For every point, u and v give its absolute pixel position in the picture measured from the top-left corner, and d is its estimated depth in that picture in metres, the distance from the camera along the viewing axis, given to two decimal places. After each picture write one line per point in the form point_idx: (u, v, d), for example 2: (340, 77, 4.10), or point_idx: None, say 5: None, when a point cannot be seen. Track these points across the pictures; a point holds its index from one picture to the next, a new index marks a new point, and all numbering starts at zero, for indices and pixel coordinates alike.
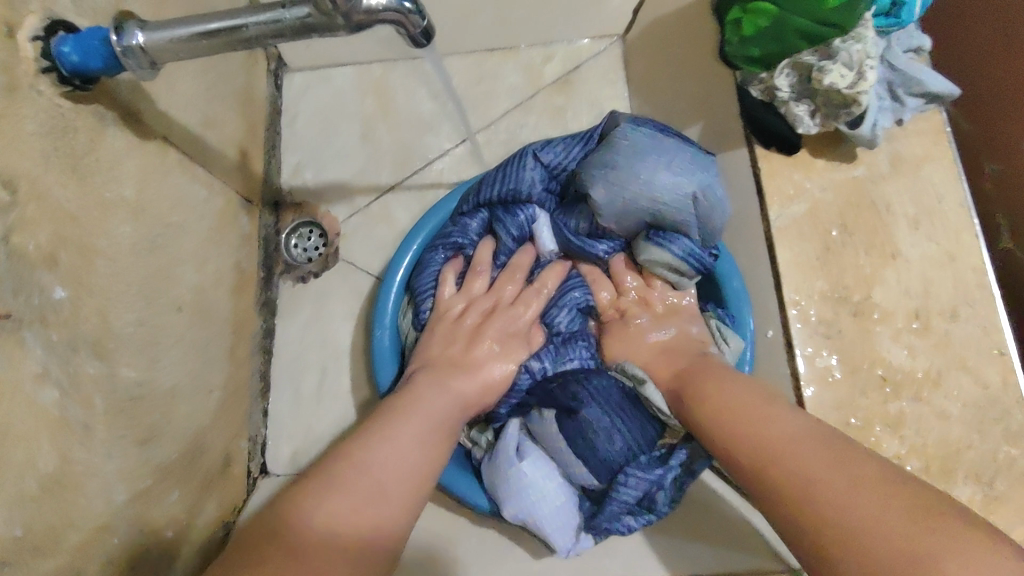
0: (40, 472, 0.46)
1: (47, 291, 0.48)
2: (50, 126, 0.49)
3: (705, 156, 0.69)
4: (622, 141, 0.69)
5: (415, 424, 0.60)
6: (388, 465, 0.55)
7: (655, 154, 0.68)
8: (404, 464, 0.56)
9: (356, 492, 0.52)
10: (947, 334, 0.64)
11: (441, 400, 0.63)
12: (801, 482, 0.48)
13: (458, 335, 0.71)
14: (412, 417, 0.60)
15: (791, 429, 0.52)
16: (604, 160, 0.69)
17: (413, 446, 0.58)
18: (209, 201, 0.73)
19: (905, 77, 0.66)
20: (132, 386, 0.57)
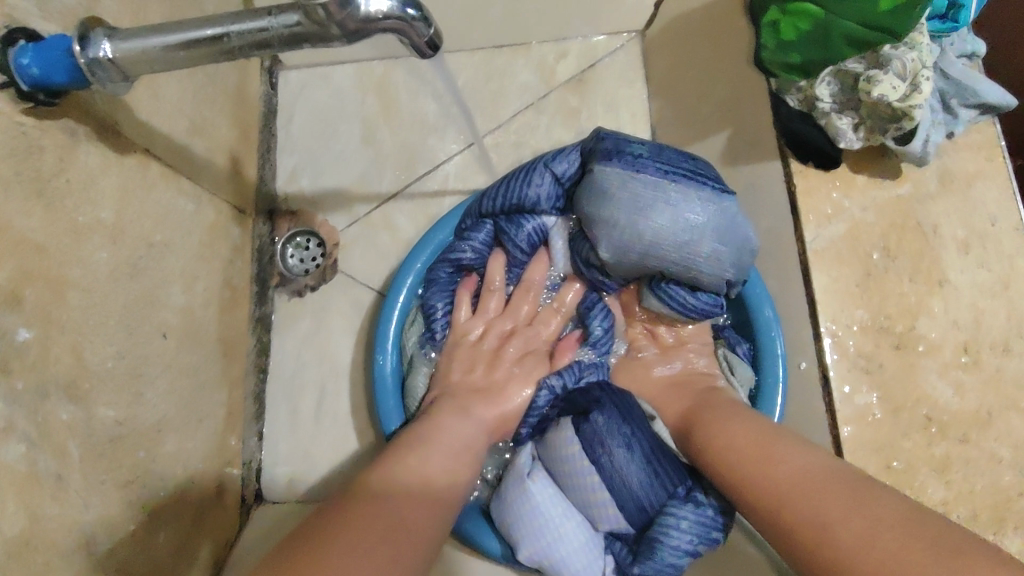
0: (4, 537, 0.41)
1: (9, 333, 0.43)
2: (10, 147, 0.44)
3: (720, 195, 0.59)
4: (620, 193, 0.59)
5: (448, 438, 0.58)
6: (422, 472, 0.53)
7: (659, 208, 0.59)
8: (438, 475, 0.54)
9: (393, 488, 0.50)
10: (999, 370, 0.59)
11: (461, 425, 0.60)
12: (817, 519, 0.43)
13: (475, 359, 0.68)
14: (442, 431, 0.58)
15: (804, 466, 0.48)
16: (602, 218, 0.60)
17: (447, 461, 0.56)
18: (198, 214, 0.67)
19: (959, 87, 0.61)
20: (112, 427, 0.52)
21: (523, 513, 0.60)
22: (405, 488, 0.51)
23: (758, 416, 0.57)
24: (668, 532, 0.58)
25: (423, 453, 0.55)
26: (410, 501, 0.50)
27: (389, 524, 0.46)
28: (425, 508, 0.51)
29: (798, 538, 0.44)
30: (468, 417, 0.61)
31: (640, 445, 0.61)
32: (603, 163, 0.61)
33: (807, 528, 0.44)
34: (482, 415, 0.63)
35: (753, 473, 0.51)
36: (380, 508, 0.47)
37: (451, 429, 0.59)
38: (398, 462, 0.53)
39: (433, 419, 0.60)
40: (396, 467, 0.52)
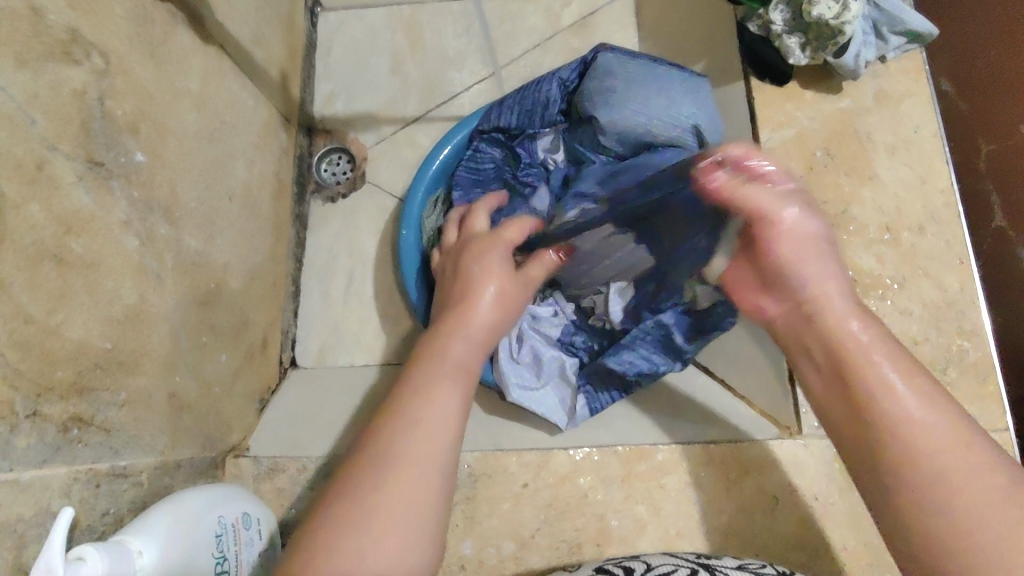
0: (124, 302, 0.54)
1: (129, 153, 0.56)
2: (133, 14, 0.57)
3: (696, 80, 0.74)
4: (620, 73, 0.75)
5: (455, 362, 0.54)
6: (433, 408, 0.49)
7: (651, 82, 0.74)
8: (463, 402, 0.51)
9: (405, 454, 0.47)
10: (913, 246, 0.71)
11: (466, 346, 0.56)
12: (945, 489, 0.42)
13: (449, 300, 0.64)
14: (449, 358, 0.54)
15: (926, 408, 0.45)
16: (602, 88, 0.74)
17: (457, 383, 0.52)
18: (256, 110, 0.81)
19: (890, 17, 0.74)
20: (194, 254, 0.65)
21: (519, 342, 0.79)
22: (420, 443, 0.47)
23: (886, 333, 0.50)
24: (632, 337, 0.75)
25: (438, 387, 0.51)
26: (439, 456, 0.47)
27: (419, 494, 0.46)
28: (455, 448, 0.49)
29: (913, 495, 0.43)
30: (448, 340, 0.56)
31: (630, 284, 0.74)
32: (606, 51, 0.77)
33: (922, 492, 0.43)
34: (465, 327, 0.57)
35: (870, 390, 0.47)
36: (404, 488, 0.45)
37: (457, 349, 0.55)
38: (408, 412, 0.49)
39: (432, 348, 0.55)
40: (414, 419, 0.49)
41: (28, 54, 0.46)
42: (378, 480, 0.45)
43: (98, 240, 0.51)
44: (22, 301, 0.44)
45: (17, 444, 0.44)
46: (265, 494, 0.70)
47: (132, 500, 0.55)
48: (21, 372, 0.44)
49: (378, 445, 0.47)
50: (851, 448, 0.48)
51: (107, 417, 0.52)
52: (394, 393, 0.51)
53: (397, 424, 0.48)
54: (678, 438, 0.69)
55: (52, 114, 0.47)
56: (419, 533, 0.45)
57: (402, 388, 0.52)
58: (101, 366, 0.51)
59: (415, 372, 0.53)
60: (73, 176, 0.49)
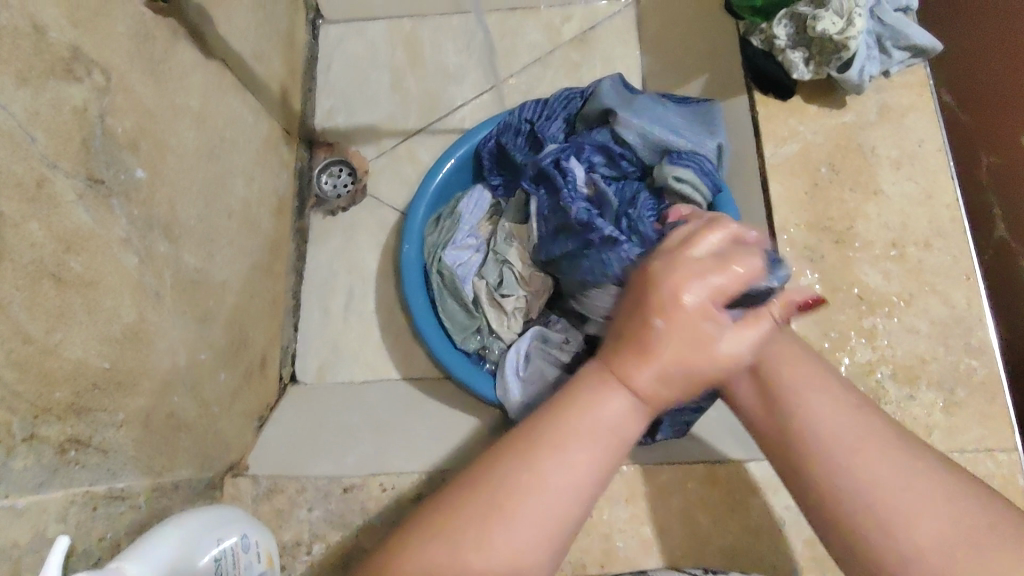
0: (122, 321, 0.53)
1: (129, 170, 0.55)
2: (134, 31, 0.57)
3: (703, 105, 0.76)
4: (631, 91, 0.77)
5: (607, 428, 0.39)
6: (584, 458, 0.38)
7: (651, 104, 0.76)
8: (598, 478, 0.39)
9: (543, 485, 0.37)
10: (919, 262, 0.70)
11: (623, 412, 0.39)
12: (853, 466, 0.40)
13: (611, 336, 0.41)
14: (600, 415, 0.39)
15: (837, 394, 0.44)
16: (613, 101, 0.76)
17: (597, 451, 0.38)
18: (256, 125, 0.80)
19: (893, 31, 0.74)
20: (193, 272, 0.65)
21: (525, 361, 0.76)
22: (561, 482, 0.38)
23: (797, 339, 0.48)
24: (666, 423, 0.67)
25: (575, 445, 0.38)
26: (562, 522, 0.38)
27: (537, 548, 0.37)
28: (583, 513, 0.39)
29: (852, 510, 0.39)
30: (612, 385, 0.39)
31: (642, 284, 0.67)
32: (609, 75, 0.80)
33: (834, 473, 0.40)
34: (632, 388, 0.39)
35: (788, 381, 0.45)
36: (519, 539, 0.37)
37: (611, 410, 0.39)
38: (529, 459, 0.38)
39: (580, 398, 0.40)
40: (540, 473, 0.38)
41: (28, 72, 0.45)
42: (485, 522, 0.37)
43: (98, 259, 0.51)
44: (22, 321, 0.44)
45: (14, 467, 0.43)
46: (264, 515, 0.69)
47: (128, 523, 0.53)
48: (19, 395, 0.43)
49: (494, 475, 0.38)
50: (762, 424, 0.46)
51: (105, 439, 0.51)
52: (536, 421, 0.40)
53: (522, 458, 0.38)
54: (683, 458, 0.67)
55: (52, 132, 0.47)
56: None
57: (545, 419, 0.40)
58: (100, 388, 0.51)
59: (560, 407, 0.40)
60: (73, 194, 0.49)
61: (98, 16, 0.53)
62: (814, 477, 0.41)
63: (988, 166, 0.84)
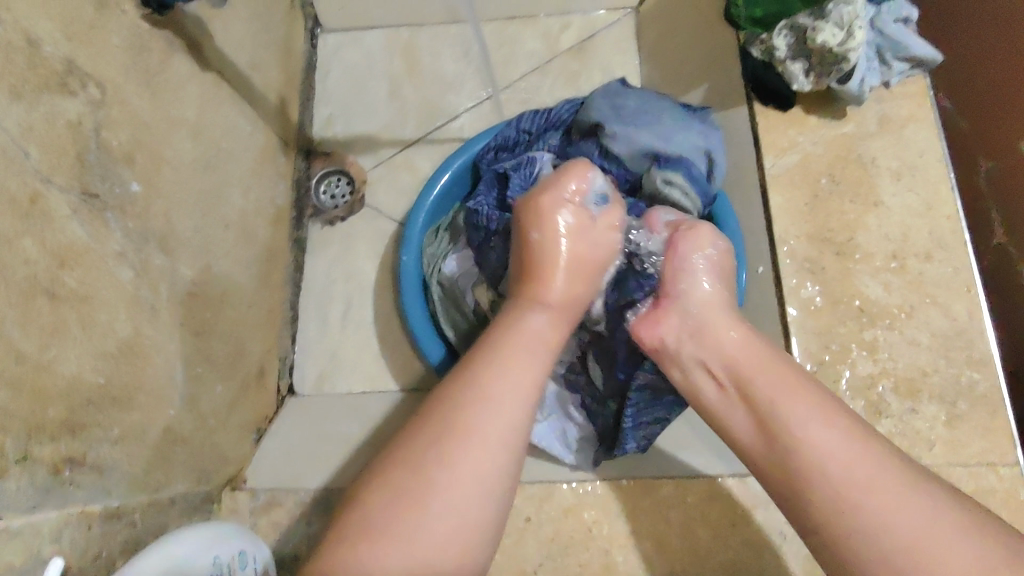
0: (118, 336, 0.53)
1: (125, 183, 0.55)
2: (130, 43, 0.56)
3: (702, 115, 0.76)
4: (629, 93, 0.76)
5: (535, 335, 0.54)
6: (495, 425, 0.49)
7: (651, 111, 0.75)
8: (532, 382, 0.52)
9: (457, 467, 0.47)
10: (920, 274, 0.70)
11: (546, 322, 0.55)
12: (867, 494, 0.44)
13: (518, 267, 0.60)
14: (502, 380, 0.51)
15: (831, 416, 0.48)
16: (610, 107, 0.75)
17: (530, 357, 0.53)
18: (254, 135, 0.80)
19: (893, 42, 0.74)
20: (190, 284, 0.64)
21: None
22: (473, 458, 0.47)
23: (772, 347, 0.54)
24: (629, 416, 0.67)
25: (514, 363, 0.52)
26: (508, 426, 0.49)
27: (489, 457, 0.48)
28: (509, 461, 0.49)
29: (859, 528, 0.44)
30: (505, 367, 0.51)
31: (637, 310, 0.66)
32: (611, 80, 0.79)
33: (840, 497, 0.45)
34: (545, 302, 0.56)
35: (784, 416, 0.49)
36: (474, 459, 0.47)
37: (535, 324, 0.55)
38: (474, 387, 0.50)
39: (513, 320, 0.55)
40: (487, 389, 0.50)
41: (22, 87, 0.45)
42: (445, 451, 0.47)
43: (93, 273, 0.50)
44: (15, 338, 0.43)
45: (7, 487, 0.42)
46: (262, 529, 0.68)
47: (123, 541, 0.53)
48: (12, 414, 0.42)
49: (451, 415, 0.48)
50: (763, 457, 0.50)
51: (99, 456, 0.51)
52: (447, 410, 0.49)
53: (438, 444, 0.47)
54: (684, 471, 0.66)
55: (47, 146, 0.47)
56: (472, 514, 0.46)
57: (458, 396, 0.50)
58: (94, 404, 0.50)
59: (471, 388, 0.50)
60: (67, 209, 0.48)
61: (93, 29, 0.52)
62: (816, 498, 0.46)
63: (987, 172, 0.83)
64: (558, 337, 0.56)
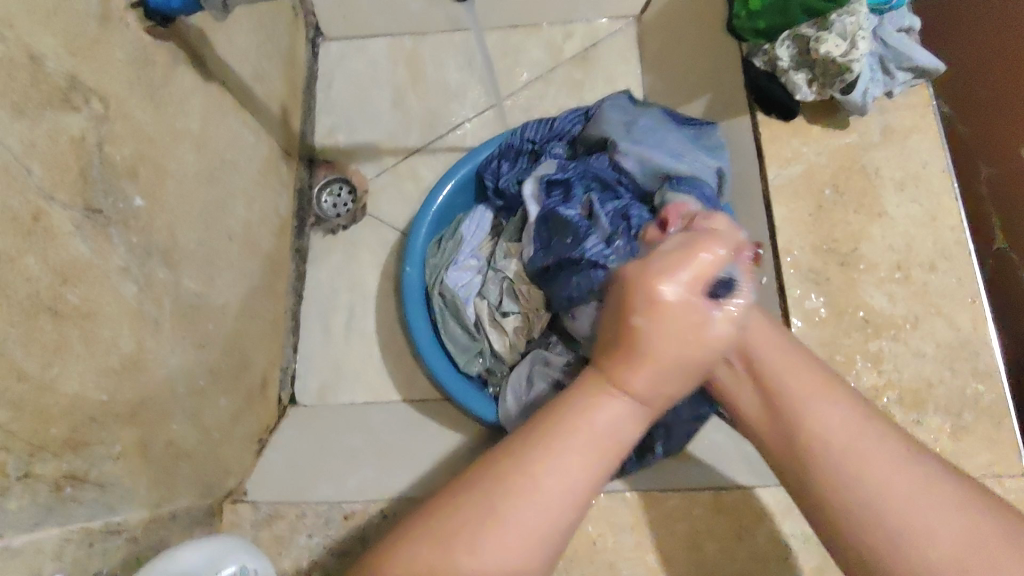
0: (121, 351, 0.52)
1: (128, 198, 0.54)
2: (134, 57, 0.56)
3: (705, 128, 0.76)
4: (632, 111, 0.77)
5: (602, 430, 0.39)
6: (559, 485, 0.37)
7: (654, 126, 0.76)
8: (598, 476, 0.38)
9: (514, 528, 0.36)
10: (925, 285, 0.70)
11: (619, 415, 0.39)
12: (864, 468, 0.41)
13: (612, 328, 0.41)
14: (591, 425, 0.39)
15: (839, 401, 0.44)
16: (614, 124, 0.76)
17: (590, 454, 0.38)
18: (257, 146, 0.80)
19: (897, 53, 0.73)
20: (193, 297, 0.64)
21: (528, 386, 0.73)
22: (534, 516, 0.37)
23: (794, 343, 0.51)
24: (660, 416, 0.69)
25: (572, 455, 0.38)
26: (575, 489, 0.38)
27: (527, 547, 0.36)
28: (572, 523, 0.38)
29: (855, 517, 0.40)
30: (594, 410, 0.39)
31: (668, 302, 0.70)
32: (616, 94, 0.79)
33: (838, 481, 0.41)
34: (625, 390, 0.39)
35: (791, 389, 0.47)
36: (508, 543, 0.36)
37: (607, 413, 0.39)
38: (522, 465, 0.37)
39: (578, 396, 0.40)
40: (535, 471, 0.37)
41: (26, 103, 0.45)
42: (476, 528, 0.36)
43: (97, 289, 0.50)
44: (17, 358, 0.43)
45: (7, 507, 0.42)
46: (264, 542, 0.67)
47: (124, 558, 0.52)
48: (15, 434, 0.42)
49: (486, 485, 0.38)
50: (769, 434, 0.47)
51: (102, 473, 0.50)
52: (501, 462, 0.38)
53: (484, 502, 0.37)
54: (694, 481, 0.65)
55: (50, 163, 0.46)
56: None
57: (518, 453, 0.38)
58: (97, 420, 0.50)
59: (540, 435, 0.39)
60: (70, 225, 0.48)
61: (97, 44, 0.52)
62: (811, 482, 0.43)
63: (987, 177, 0.82)
64: (631, 439, 0.40)
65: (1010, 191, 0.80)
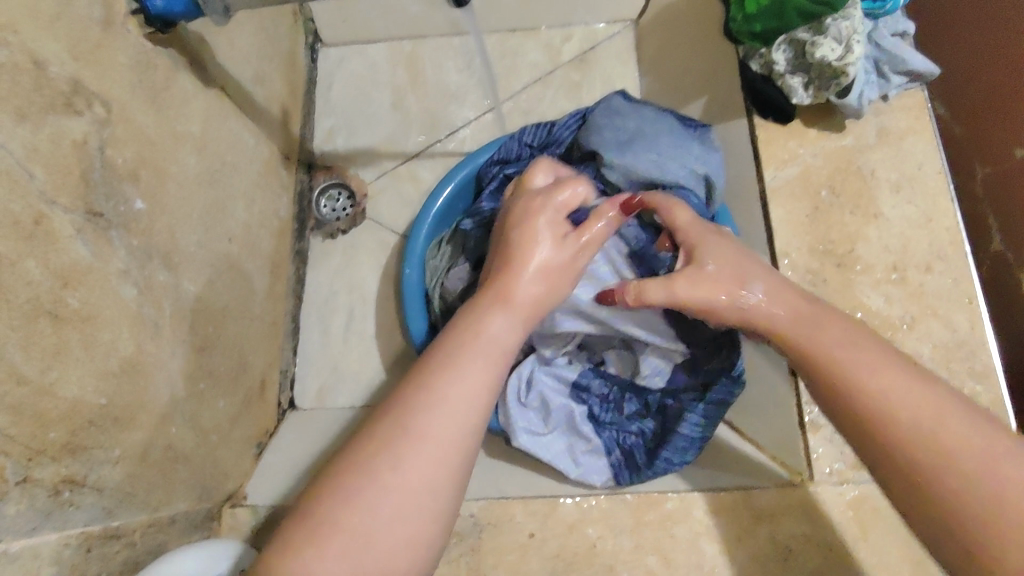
0: (121, 353, 0.53)
1: (128, 201, 0.55)
2: (135, 61, 0.57)
3: (703, 130, 0.77)
4: (628, 111, 0.77)
5: (491, 340, 0.52)
6: (461, 393, 0.48)
7: (649, 126, 0.76)
8: (491, 381, 0.50)
9: (425, 433, 0.46)
10: (922, 286, 0.70)
11: (504, 326, 0.53)
12: (961, 464, 0.42)
13: (496, 264, 0.58)
14: (484, 336, 0.52)
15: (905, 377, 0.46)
16: (611, 125, 0.76)
17: (481, 363, 0.50)
18: (257, 149, 0.80)
19: (891, 56, 0.75)
20: (192, 299, 0.64)
21: (527, 387, 0.75)
22: (442, 424, 0.47)
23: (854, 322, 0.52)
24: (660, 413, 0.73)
25: (471, 368, 0.50)
26: (473, 399, 0.48)
27: (442, 450, 0.46)
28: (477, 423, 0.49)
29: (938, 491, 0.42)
30: (486, 322, 0.53)
31: (695, 330, 0.71)
32: (615, 95, 0.80)
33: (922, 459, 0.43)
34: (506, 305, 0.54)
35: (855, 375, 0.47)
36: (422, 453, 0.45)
37: (496, 325, 0.53)
38: (430, 388, 0.48)
39: (470, 318, 0.53)
40: (439, 390, 0.48)
41: (28, 107, 0.45)
42: (399, 448, 0.45)
43: (97, 292, 0.50)
44: (17, 361, 0.43)
45: (6, 512, 0.42)
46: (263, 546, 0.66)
47: (122, 562, 0.52)
48: (13, 438, 0.42)
49: (401, 415, 0.47)
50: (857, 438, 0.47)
51: (100, 477, 0.50)
52: (415, 387, 0.48)
53: (398, 420, 0.46)
54: (692, 486, 0.66)
55: (52, 167, 0.47)
56: (426, 506, 0.45)
57: (425, 374, 0.49)
58: (96, 424, 0.50)
59: (441, 362, 0.50)
60: (71, 229, 0.48)
61: (98, 49, 0.53)
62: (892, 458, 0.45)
63: (982, 178, 0.82)
64: (517, 342, 0.53)
65: (1002, 192, 0.81)
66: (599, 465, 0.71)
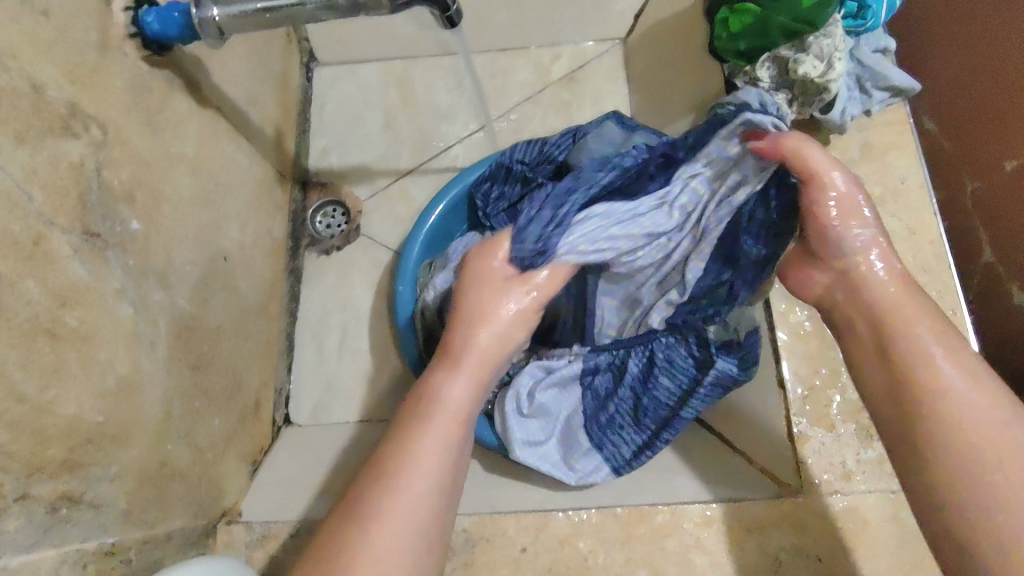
0: (116, 373, 0.53)
1: (125, 222, 0.56)
2: (132, 84, 0.58)
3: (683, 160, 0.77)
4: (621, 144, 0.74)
5: (444, 406, 0.56)
6: (417, 462, 0.52)
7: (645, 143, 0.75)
8: (446, 445, 0.53)
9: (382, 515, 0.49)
10: None
11: (458, 389, 0.57)
12: (988, 462, 0.43)
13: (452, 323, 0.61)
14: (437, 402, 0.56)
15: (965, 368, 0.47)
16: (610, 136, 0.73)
17: (444, 428, 0.54)
18: (250, 168, 0.81)
19: (872, 72, 0.77)
20: (188, 318, 0.64)
21: (528, 399, 0.74)
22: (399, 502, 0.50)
23: (936, 313, 0.51)
24: (657, 400, 0.70)
25: (423, 441, 0.53)
26: (431, 469, 0.52)
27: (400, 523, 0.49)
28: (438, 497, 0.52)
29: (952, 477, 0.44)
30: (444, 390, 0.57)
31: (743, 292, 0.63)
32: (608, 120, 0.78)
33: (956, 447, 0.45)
34: (460, 366, 0.58)
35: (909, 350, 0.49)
36: (397, 525, 0.49)
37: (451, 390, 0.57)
38: (394, 468, 0.51)
39: (426, 386, 0.58)
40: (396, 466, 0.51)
41: (29, 131, 0.46)
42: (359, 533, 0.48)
43: (94, 312, 0.51)
44: (17, 379, 0.44)
45: (6, 528, 0.42)
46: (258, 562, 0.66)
47: None
48: (13, 455, 0.43)
49: (375, 499, 0.49)
50: (889, 405, 0.49)
51: (98, 494, 0.51)
52: (377, 463, 0.52)
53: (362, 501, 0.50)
54: (678, 499, 0.65)
55: (50, 189, 0.48)
56: None
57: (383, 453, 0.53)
58: (94, 442, 0.50)
59: (399, 435, 0.54)
60: (69, 249, 0.49)
61: (96, 73, 0.54)
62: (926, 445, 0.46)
63: (973, 193, 0.83)
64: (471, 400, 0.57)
65: (994, 205, 0.81)
66: (602, 468, 0.71)
